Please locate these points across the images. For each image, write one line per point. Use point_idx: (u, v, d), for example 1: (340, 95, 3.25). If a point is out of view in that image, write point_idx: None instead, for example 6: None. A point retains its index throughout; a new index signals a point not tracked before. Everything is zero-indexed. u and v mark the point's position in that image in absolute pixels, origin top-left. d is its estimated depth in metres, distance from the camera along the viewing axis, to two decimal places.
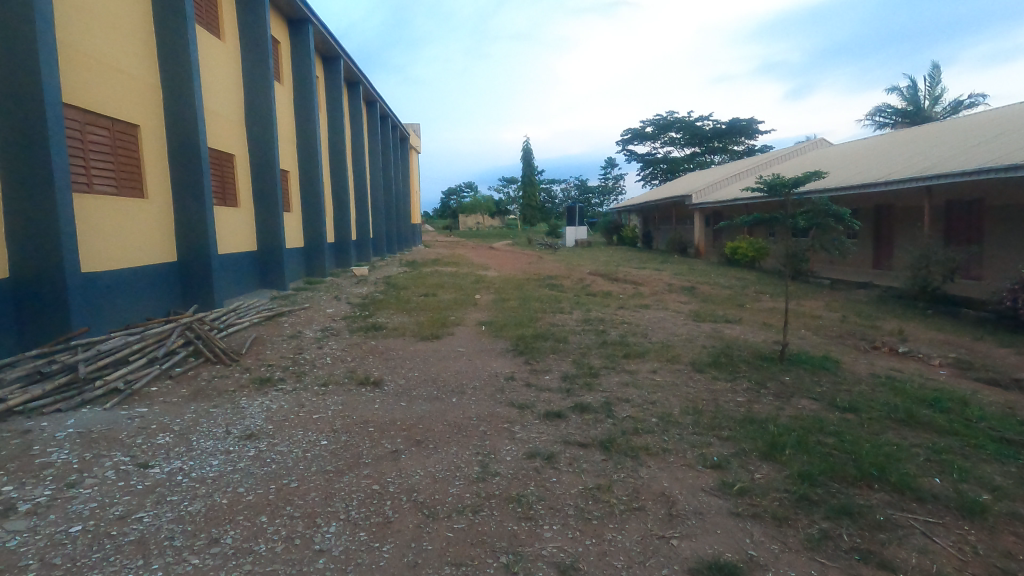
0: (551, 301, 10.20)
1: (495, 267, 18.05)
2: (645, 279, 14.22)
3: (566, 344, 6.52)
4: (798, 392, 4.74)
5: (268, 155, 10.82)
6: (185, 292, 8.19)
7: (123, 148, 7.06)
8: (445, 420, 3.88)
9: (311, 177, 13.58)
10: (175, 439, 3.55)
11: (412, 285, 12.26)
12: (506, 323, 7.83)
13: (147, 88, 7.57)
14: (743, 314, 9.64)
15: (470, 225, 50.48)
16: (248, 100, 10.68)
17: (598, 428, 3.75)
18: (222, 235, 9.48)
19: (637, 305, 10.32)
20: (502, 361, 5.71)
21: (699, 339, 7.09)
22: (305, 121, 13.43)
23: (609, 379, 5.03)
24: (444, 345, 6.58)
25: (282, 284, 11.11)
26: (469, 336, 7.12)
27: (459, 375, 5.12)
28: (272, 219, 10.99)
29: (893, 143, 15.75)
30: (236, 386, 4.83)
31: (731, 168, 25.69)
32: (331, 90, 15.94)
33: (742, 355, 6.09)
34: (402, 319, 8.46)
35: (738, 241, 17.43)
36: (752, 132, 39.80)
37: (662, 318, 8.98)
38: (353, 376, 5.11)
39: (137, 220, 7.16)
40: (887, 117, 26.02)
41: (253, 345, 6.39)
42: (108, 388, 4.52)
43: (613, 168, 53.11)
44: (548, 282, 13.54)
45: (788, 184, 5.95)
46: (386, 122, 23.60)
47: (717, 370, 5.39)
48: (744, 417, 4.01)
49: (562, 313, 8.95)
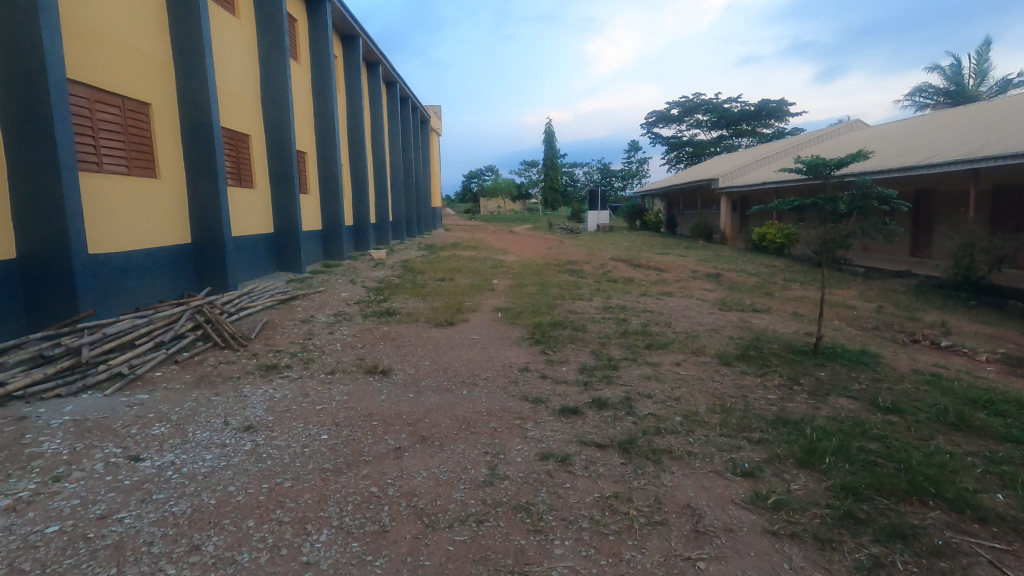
0: (571, 287, 9.90)
1: (515, 251, 17.76)
2: (668, 265, 13.80)
3: (584, 333, 6.24)
4: (834, 390, 4.40)
5: (284, 136, 10.67)
6: (198, 274, 8.11)
7: (134, 127, 6.93)
8: (453, 414, 3.66)
9: (329, 158, 13.43)
10: (171, 429, 3.39)
11: (430, 270, 12.09)
12: (523, 310, 7.59)
13: (160, 67, 7.42)
14: (772, 303, 9.22)
15: (491, 209, 50.35)
16: (264, 80, 10.49)
17: (617, 427, 3.48)
18: (237, 216, 9.37)
19: (660, 292, 9.96)
20: (518, 350, 5.49)
21: (726, 329, 6.75)
22: (322, 101, 13.24)
23: (630, 372, 4.76)
24: (459, 332, 6.36)
25: (298, 266, 11.03)
26: (484, 323, 6.90)
27: (473, 365, 4.89)
28: (288, 201, 10.87)
29: (936, 123, 14.90)
30: (241, 373, 4.68)
31: (761, 151, 24.86)
32: (350, 70, 15.70)
33: (772, 347, 5.75)
34: (417, 303, 8.26)
35: (767, 227, 16.81)
36: (782, 114, 38.50)
37: (686, 306, 8.62)
38: (361, 364, 4.92)
39: (149, 201, 7.05)
40: (929, 98, 24.81)
41: (263, 329, 6.26)
42: (112, 373, 4.41)
43: (637, 151, 52.13)
44: (568, 267, 13.24)
45: (832, 165, 5.51)
46: (406, 102, 23.29)
47: (746, 364, 5.07)
48: (777, 417, 3.70)
49: (582, 300, 8.68)
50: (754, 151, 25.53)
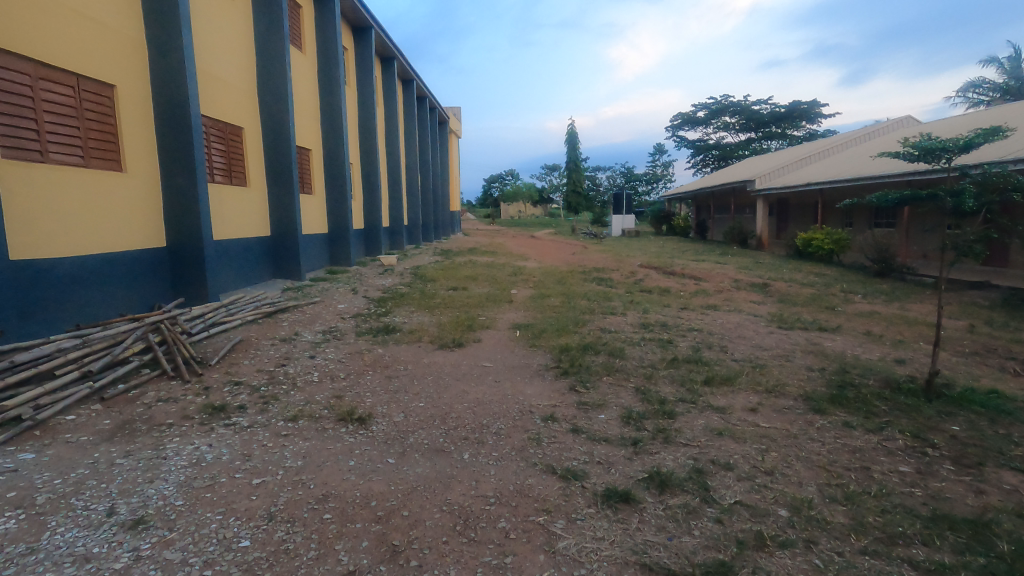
0: (600, 300, 8.68)
1: (535, 257, 16.57)
2: (707, 274, 12.43)
3: (623, 360, 5.02)
4: (990, 458, 3.11)
5: (281, 129, 9.68)
6: (175, 283, 7.11)
7: (94, 112, 5.96)
8: (446, 501, 2.48)
9: (335, 156, 12.45)
10: (25, 524, 2.28)
11: (442, 277, 10.96)
12: (545, 328, 6.38)
13: (129, 44, 6.44)
14: (839, 320, 7.82)
15: (512, 214, 49.40)
16: (261, 69, 9.54)
17: (695, 533, 2.27)
18: (226, 216, 8.37)
19: (704, 306, 8.66)
20: (540, 386, 4.28)
21: (798, 356, 5.45)
22: (329, 94, 12.29)
23: (692, 423, 3.52)
24: (466, 357, 5.18)
25: (297, 274, 10.01)
26: (499, 345, 5.71)
27: (480, 410, 3.70)
28: (287, 201, 9.86)
29: (1010, 116, 13.26)
30: (177, 417, 3.56)
31: (801, 150, 23.26)
32: (362, 64, 14.77)
33: (869, 384, 4.45)
34: (422, 318, 7.10)
35: (813, 231, 15.28)
36: (815, 115, 36.64)
37: (739, 324, 7.30)
38: (336, 407, 3.76)
39: (110, 198, 6.08)
40: (983, 94, 22.92)
41: (231, 352, 5.16)
42: (4, 419, 3.32)
43: (661, 156, 50.70)
44: (595, 275, 11.99)
45: (955, 148, 4.18)
46: (423, 102, 22.32)
47: (846, 412, 3.79)
48: (936, 515, 2.44)
49: (615, 315, 7.44)
50: (792, 152, 23.98)
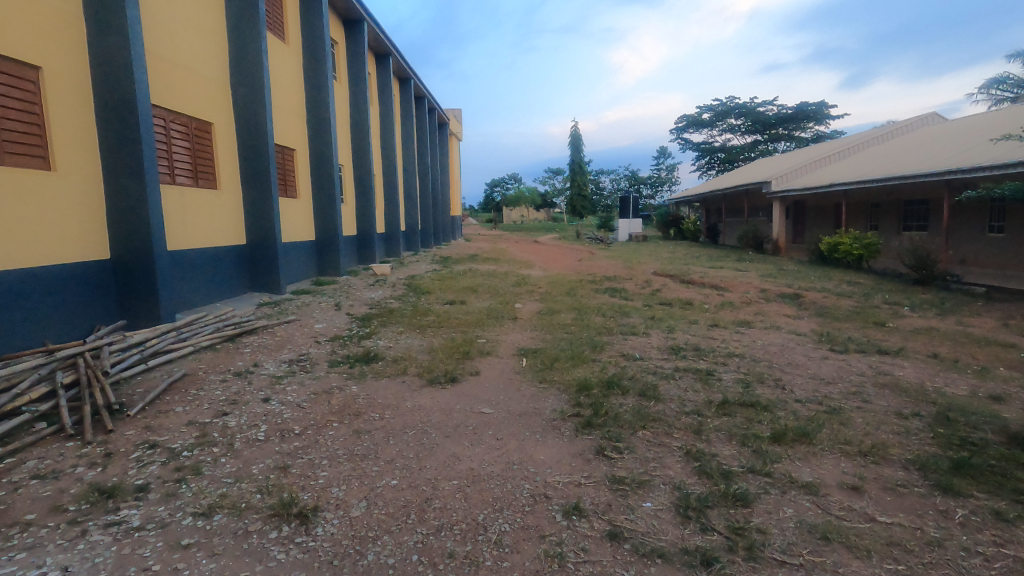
0: (616, 316, 7.62)
1: (540, 264, 15.50)
2: (730, 283, 11.34)
3: (659, 403, 3.94)
4: None
5: (257, 126, 8.67)
6: (123, 302, 6.06)
7: (11, 98, 4.94)
8: None
9: (322, 157, 11.47)
10: None
11: (439, 289, 9.91)
12: (557, 355, 5.32)
13: (62, 20, 5.42)
14: (898, 340, 6.73)
15: (514, 219, 48.51)
16: (235, 59, 8.55)
17: None
18: (191, 223, 7.35)
19: (735, 322, 7.58)
20: (556, 448, 3.19)
21: (875, 395, 4.37)
22: (316, 90, 11.29)
23: (781, 519, 2.45)
24: (460, 398, 4.12)
25: (276, 287, 8.97)
26: (499, 380, 4.64)
27: (474, 495, 2.62)
28: (264, 206, 8.82)
29: None
30: (44, 510, 2.50)
31: (818, 150, 22.19)
32: (354, 61, 13.82)
33: (989, 440, 3.37)
34: (410, 341, 6.04)
35: (839, 236, 14.17)
36: (823, 116, 35.58)
37: (781, 345, 6.23)
38: (274, 490, 2.68)
39: (34, 201, 5.06)
40: (1007, 90, 21.75)
41: (164, 394, 4.09)
42: None
43: (665, 159, 49.80)
44: (606, 285, 10.95)
45: None
46: (422, 103, 21.36)
47: (987, 493, 2.71)
48: None
49: (637, 336, 6.37)
50: (806, 153, 22.97)
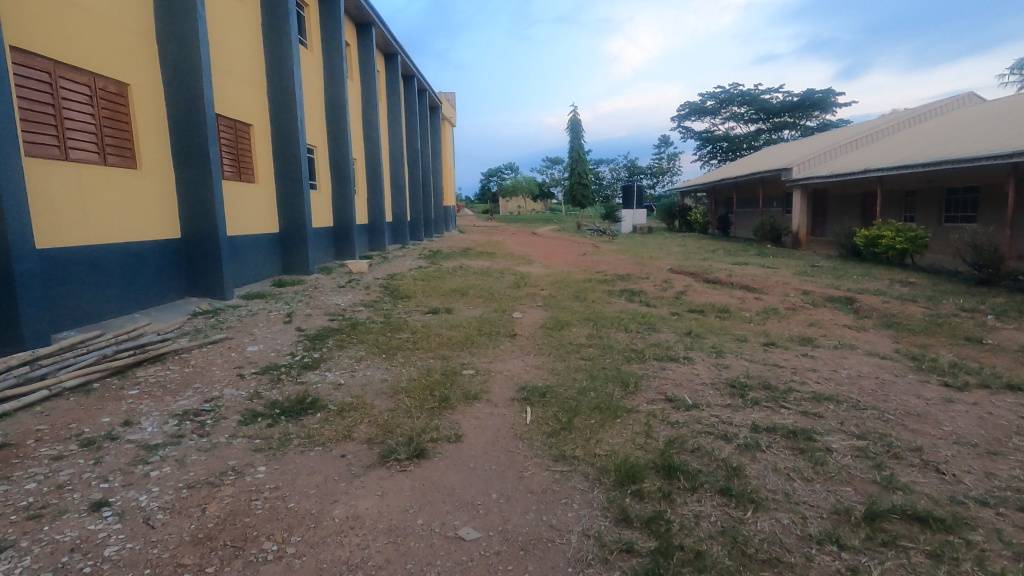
0: (642, 330, 5.96)
1: (540, 260, 13.85)
2: (764, 282, 9.73)
3: (764, 517, 2.31)
4: None
5: (190, 94, 6.93)
6: None
7: None
8: None
9: (286, 135, 9.77)
10: None
11: (421, 292, 8.24)
12: (574, 401, 3.68)
13: None
14: (1018, 367, 5.10)
15: (510, 210, 46.91)
16: (161, 6, 6.80)
17: None
18: (96, 210, 5.68)
19: (794, 338, 5.94)
20: None
21: None
22: (278, 55, 9.53)
23: None
24: (426, 505, 2.46)
25: (220, 289, 7.33)
26: (489, 453, 2.98)
27: None
28: (201, 191, 7.11)
29: None
30: None
31: (841, 135, 20.49)
32: (327, 27, 12.01)
33: None
34: (370, 374, 4.38)
35: (879, 228, 12.52)
36: (831, 105, 33.90)
37: (873, 378, 4.58)
38: None
39: None
40: None
41: None
42: None
43: (666, 149, 48.17)
44: (620, 285, 9.31)
45: None
46: (410, 82, 19.52)
47: None
48: None
49: (680, 365, 4.72)
50: (825, 139, 21.31)
